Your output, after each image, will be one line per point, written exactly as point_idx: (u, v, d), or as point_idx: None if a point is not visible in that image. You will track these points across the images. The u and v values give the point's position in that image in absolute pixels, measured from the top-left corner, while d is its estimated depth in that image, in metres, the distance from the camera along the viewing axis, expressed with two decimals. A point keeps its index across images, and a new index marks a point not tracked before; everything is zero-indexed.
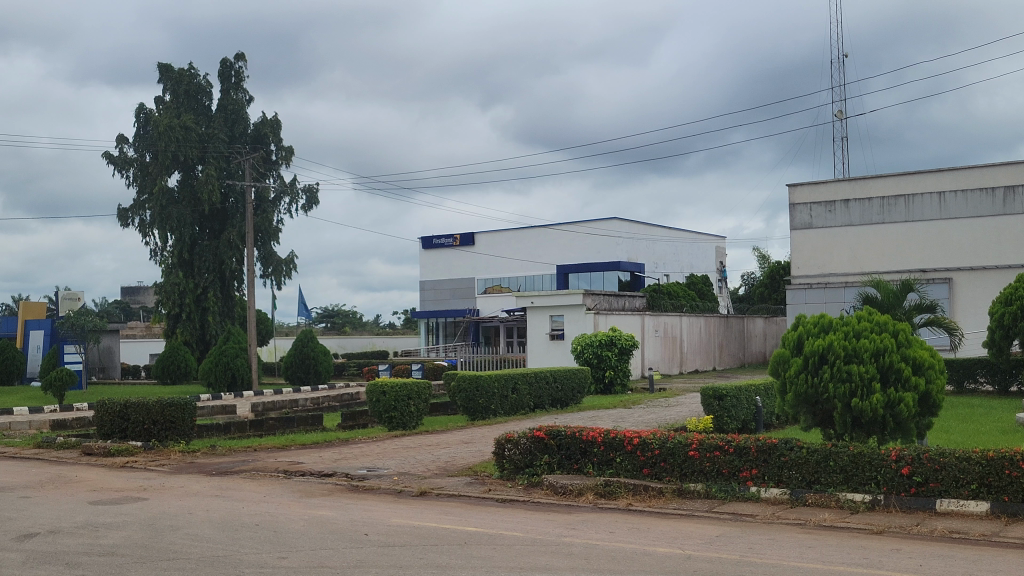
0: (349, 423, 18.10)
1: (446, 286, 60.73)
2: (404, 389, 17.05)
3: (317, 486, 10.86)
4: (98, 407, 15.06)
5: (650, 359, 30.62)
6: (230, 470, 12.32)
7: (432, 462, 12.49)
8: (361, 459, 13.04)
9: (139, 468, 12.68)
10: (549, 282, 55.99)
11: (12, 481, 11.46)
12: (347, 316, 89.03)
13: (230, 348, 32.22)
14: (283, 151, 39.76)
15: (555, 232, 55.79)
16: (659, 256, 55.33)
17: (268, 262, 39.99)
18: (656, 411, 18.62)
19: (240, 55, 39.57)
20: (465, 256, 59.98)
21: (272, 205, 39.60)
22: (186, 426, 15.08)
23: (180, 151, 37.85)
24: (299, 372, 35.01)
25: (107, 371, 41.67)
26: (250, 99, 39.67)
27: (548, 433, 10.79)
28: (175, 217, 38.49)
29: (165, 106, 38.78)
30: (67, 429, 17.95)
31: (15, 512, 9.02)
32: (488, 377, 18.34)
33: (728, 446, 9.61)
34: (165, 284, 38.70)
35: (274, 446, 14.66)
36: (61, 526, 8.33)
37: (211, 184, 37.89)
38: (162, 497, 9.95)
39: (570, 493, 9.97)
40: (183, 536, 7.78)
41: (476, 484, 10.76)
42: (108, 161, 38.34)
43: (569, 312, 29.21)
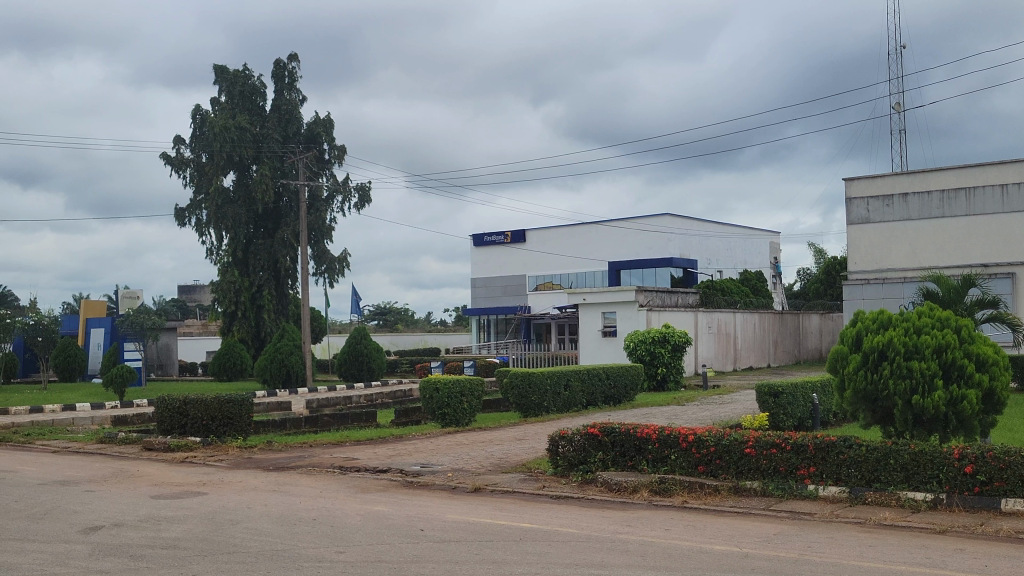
0: (402, 419, 18.23)
1: (498, 283, 60.89)
2: (457, 386, 17.11)
3: (372, 482, 10.97)
4: (158, 403, 15.37)
5: (704, 356, 30.43)
6: (287, 466, 12.47)
7: (486, 459, 12.54)
8: (415, 455, 13.13)
9: (199, 464, 12.90)
10: (600, 278, 55.81)
11: (77, 476, 11.72)
12: (400, 314, 89.72)
13: (285, 345, 32.59)
14: (336, 150, 40.11)
15: (606, 228, 55.58)
16: (712, 252, 54.92)
17: (321, 261, 40.42)
18: (710, 408, 18.46)
19: (293, 55, 40.02)
20: (517, 253, 60.08)
21: (325, 204, 39.99)
22: (243, 422, 15.31)
23: (235, 151, 38.39)
24: (352, 369, 35.31)
25: (164, 368, 42.42)
26: (304, 99, 40.09)
27: (602, 429, 10.76)
28: (230, 217, 39.03)
29: (220, 108, 39.37)
30: (128, 425, 18.33)
31: (80, 505, 9.24)
32: (541, 374, 18.37)
33: (785, 443, 9.50)
34: (221, 283, 39.31)
35: (329, 443, 14.81)
36: (125, 519, 8.52)
37: (265, 184, 38.39)
38: (221, 492, 10.11)
39: (624, 490, 9.95)
40: (243, 530, 7.90)
41: (530, 481, 10.78)
42: (165, 162, 39.03)
43: (622, 309, 29.12)
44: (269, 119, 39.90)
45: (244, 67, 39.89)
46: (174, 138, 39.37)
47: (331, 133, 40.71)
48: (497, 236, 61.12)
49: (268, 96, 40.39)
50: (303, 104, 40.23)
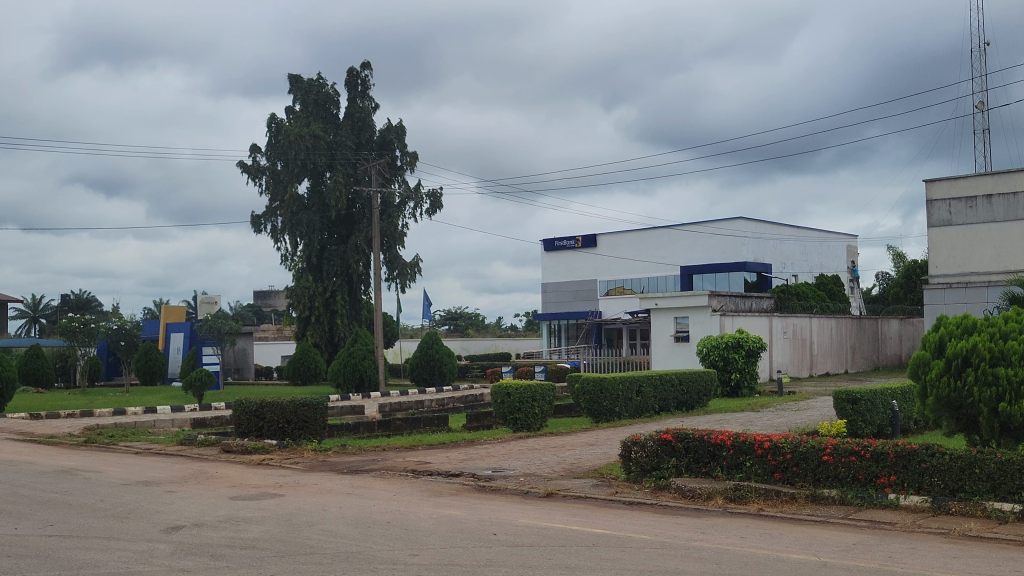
0: (474, 424, 18.31)
1: (569, 288, 60.84)
2: (529, 391, 17.11)
3: (444, 486, 11.03)
4: (236, 406, 15.67)
5: (779, 362, 29.97)
6: (361, 469, 12.61)
7: (558, 464, 12.51)
8: (487, 459, 13.17)
9: (275, 466, 13.10)
10: (672, 283, 55.34)
11: (158, 476, 12.02)
12: (471, 319, 90.15)
13: (358, 350, 32.98)
14: (408, 156, 40.51)
15: (677, 233, 55.09)
16: (787, 256, 54.08)
17: (393, 266, 40.84)
18: (786, 415, 18.13)
19: (365, 63, 40.57)
20: (587, 258, 59.95)
21: (397, 210, 40.42)
22: (318, 425, 15.56)
23: (309, 159, 39.03)
24: (423, 373, 35.56)
25: (241, 372, 43.29)
26: (376, 107, 40.60)
27: (675, 435, 10.65)
28: (305, 223, 39.65)
29: (294, 116, 40.07)
30: (207, 427, 18.74)
31: (162, 506, 9.47)
32: (612, 379, 18.27)
33: (865, 451, 9.29)
34: (296, 288, 39.97)
35: (402, 446, 14.96)
36: (204, 519, 8.69)
37: (338, 191, 38.94)
38: (297, 495, 10.25)
39: (698, 497, 9.83)
40: (319, 531, 8.00)
41: (602, 486, 10.72)
42: (242, 170, 39.84)
43: (695, 314, 28.82)
44: (342, 127, 40.51)
45: (318, 76, 40.53)
46: (250, 147, 40.18)
47: (403, 140, 41.12)
48: (568, 241, 61.08)
49: (342, 104, 40.99)
50: (375, 111, 40.74)
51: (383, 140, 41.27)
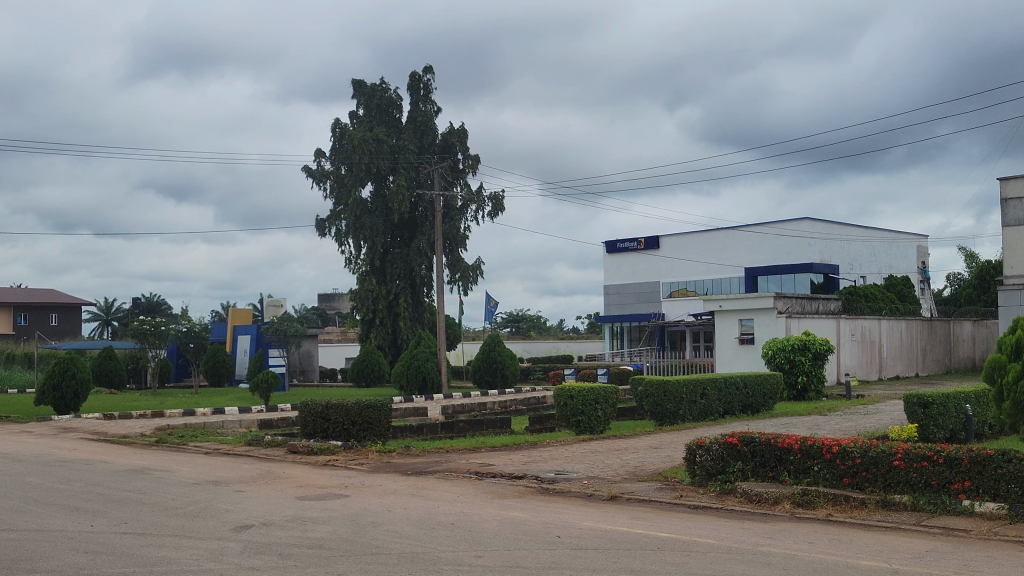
0: (536, 426, 18.33)
1: (631, 290, 60.55)
2: (592, 393, 17.06)
3: (508, 488, 11.04)
4: (302, 407, 15.89)
5: (847, 365, 29.46)
6: (425, 471, 12.69)
7: (621, 467, 12.45)
8: (550, 462, 13.16)
9: (340, 467, 13.26)
10: (736, 284, 54.74)
11: (227, 476, 12.24)
12: (532, 321, 90.22)
13: (421, 352, 33.21)
14: (470, 159, 40.70)
15: (741, 234, 54.49)
16: (855, 256, 53.10)
17: (455, 269, 41.06)
18: (855, 419, 17.77)
19: (428, 67, 40.84)
20: (650, 260, 59.59)
21: (460, 213, 40.63)
22: (382, 426, 15.70)
23: (373, 163, 39.43)
24: (486, 375, 35.68)
25: (307, 374, 43.90)
26: (438, 110, 40.85)
27: (741, 439, 10.54)
28: (369, 227, 40.07)
29: (358, 121, 40.49)
30: (274, 428, 19.06)
31: (231, 505, 9.64)
32: (676, 382, 18.12)
33: (938, 456, 9.07)
34: (360, 291, 40.44)
35: (466, 448, 15.01)
36: (273, 519, 8.82)
37: (401, 194, 39.27)
38: (362, 495, 10.37)
39: (765, 501, 9.70)
40: (385, 532, 8.08)
41: (667, 490, 10.65)
42: (307, 175, 40.40)
43: (760, 316, 28.46)
44: (405, 131, 40.85)
45: (381, 81, 40.90)
46: (315, 151, 40.72)
47: (465, 143, 41.32)
48: (630, 243, 60.77)
49: (405, 108, 41.34)
50: (437, 115, 41.00)
51: (445, 143, 41.52)
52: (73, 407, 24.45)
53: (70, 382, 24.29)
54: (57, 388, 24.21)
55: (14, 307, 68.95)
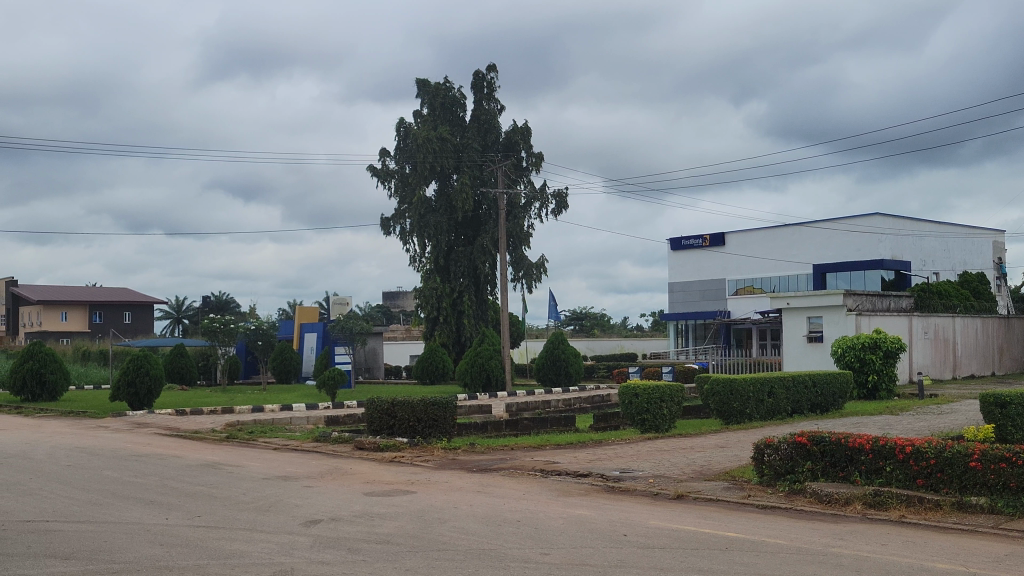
0: (601, 424, 18.29)
1: (696, 287, 60.01)
2: (658, 391, 16.94)
3: (573, 486, 11.01)
4: (368, 404, 16.07)
5: (919, 364, 28.81)
6: (490, 468, 12.74)
7: (688, 466, 12.33)
8: (615, 460, 13.10)
9: (407, 463, 13.38)
10: (804, 282, 53.91)
11: (296, 472, 12.43)
12: (596, 319, 89.88)
13: (486, 350, 33.30)
14: (533, 157, 40.72)
15: (809, 230, 53.74)
16: (927, 253, 51.91)
17: (519, 266, 41.12)
18: (928, 419, 17.37)
19: (491, 66, 40.97)
20: (715, 257, 59.02)
21: (524, 211, 40.67)
22: (447, 424, 15.83)
23: (437, 161, 39.65)
24: (550, 373, 35.65)
25: (372, 371, 44.32)
26: (501, 109, 40.92)
27: (810, 438, 10.37)
28: (433, 225, 40.35)
29: (423, 120, 40.77)
30: (340, 425, 19.32)
31: (301, 500, 9.78)
32: (743, 381, 17.91)
33: (1016, 457, 8.82)
34: (424, 288, 40.79)
35: (531, 446, 15.01)
36: (341, 514, 8.93)
37: (465, 193, 39.44)
38: (428, 492, 10.44)
39: (836, 502, 9.53)
40: (451, 528, 8.13)
41: (734, 489, 10.52)
42: (372, 174, 40.82)
43: (829, 314, 27.99)
44: (469, 129, 41.03)
45: (444, 80, 41.10)
46: (380, 151, 41.09)
47: (529, 142, 41.32)
48: (695, 240, 60.24)
49: (468, 107, 41.47)
50: (501, 113, 41.07)
51: (509, 141, 41.57)
52: (146, 403, 25.02)
53: (143, 378, 24.89)
54: (131, 384, 24.83)
55: (89, 305, 70.78)
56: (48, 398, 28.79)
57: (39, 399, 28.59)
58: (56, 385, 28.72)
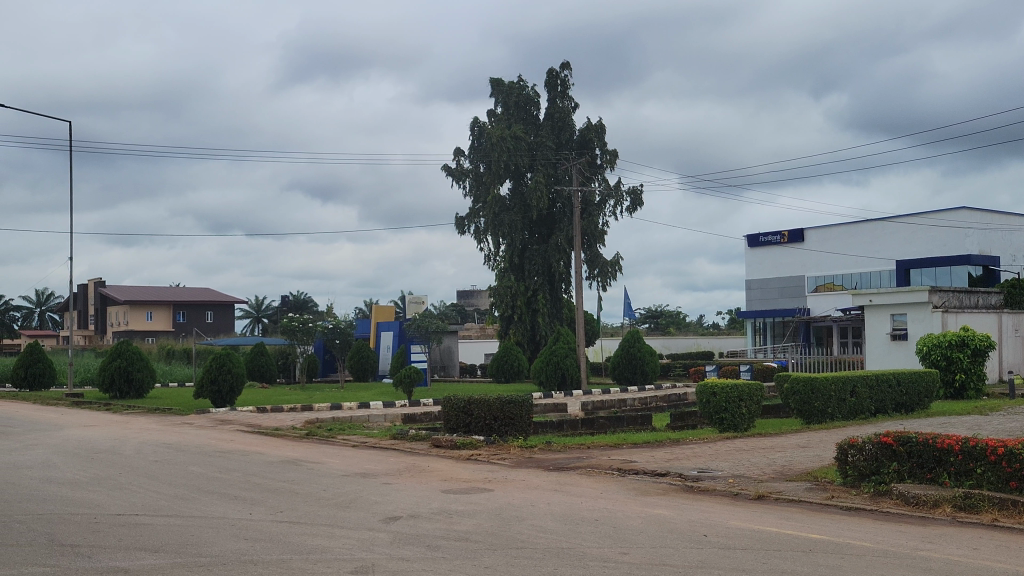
0: (678, 423, 18.10)
1: (774, 284, 59.04)
2: (736, 390, 16.72)
3: (651, 486, 10.93)
4: (445, 402, 16.21)
5: (1010, 362, 27.89)
6: (567, 466, 12.71)
7: (768, 466, 12.11)
8: (694, 460, 12.94)
9: (483, 462, 13.43)
10: (887, 278, 52.67)
11: (374, 469, 12.57)
12: (672, 317, 89.14)
13: (560, 348, 33.29)
14: (608, 155, 40.54)
15: (893, 225, 52.40)
16: (1018, 248, 50.29)
17: (594, 265, 40.97)
18: (1019, 420, 16.77)
19: (565, 64, 40.91)
20: (794, 253, 58.03)
21: (598, 209, 40.52)
22: (523, 422, 15.81)
23: (511, 160, 39.77)
24: (626, 371, 35.44)
25: (447, 369, 44.64)
26: (576, 107, 40.86)
27: (896, 439, 10.12)
28: (507, 224, 40.46)
29: (497, 119, 40.94)
30: (417, 423, 19.44)
31: (380, 497, 9.88)
32: (824, 379, 17.58)
33: None
34: (499, 287, 41.01)
35: (607, 445, 14.92)
36: (420, 511, 9.00)
37: (540, 191, 39.47)
38: (506, 490, 10.46)
39: (923, 504, 9.27)
40: (529, 527, 8.12)
41: (817, 490, 10.31)
42: (447, 174, 41.11)
43: (913, 310, 27.30)
44: (543, 128, 41.05)
45: (519, 78, 41.19)
46: (455, 150, 41.37)
47: (603, 139, 41.14)
48: (772, 236, 59.27)
49: (543, 105, 41.49)
50: (575, 111, 41.00)
51: (583, 139, 41.44)
52: (229, 400, 25.58)
53: (226, 376, 25.44)
54: (214, 381, 25.40)
55: (173, 305, 72.65)
56: (135, 394, 29.63)
57: (126, 396, 29.45)
58: (143, 382, 29.52)
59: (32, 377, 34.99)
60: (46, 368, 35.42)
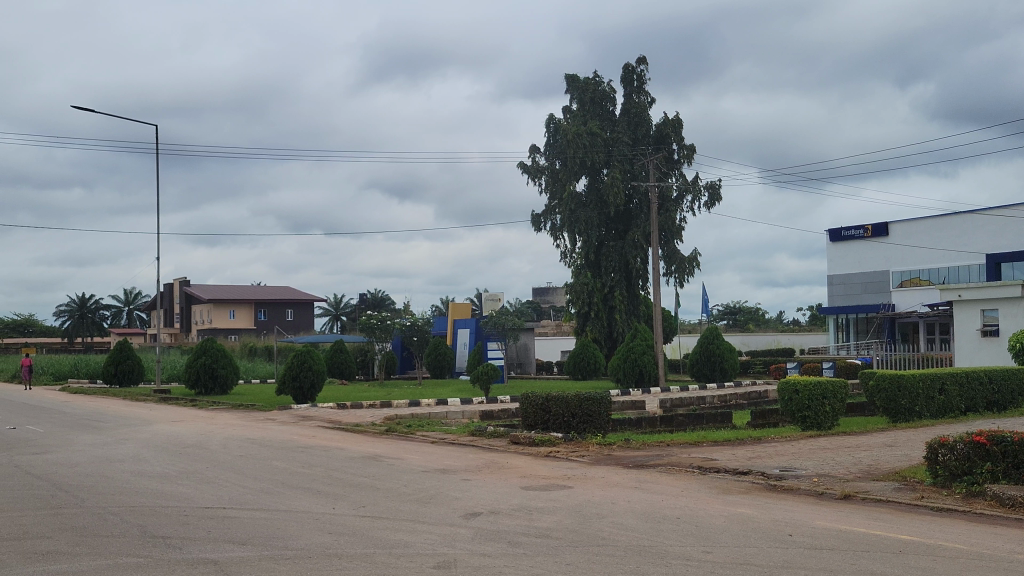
0: (759, 421, 17.82)
1: (857, 280, 57.72)
2: (819, 387, 16.41)
3: (733, 484, 10.79)
4: (523, 400, 16.24)
5: None
6: (647, 464, 12.63)
7: (854, 466, 11.84)
8: (776, 458, 12.72)
9: (562, 458, 13.41)
10: (977, 272, 51.11)
11: (453, 465, 12.66)
12: (751, 314, 87.98)
13: (638, 345, 33.06)
14: (685, 149, 40.13)
15: (984, 218, 50.86)
16: None
17: (672, 261, 40.61)
18: None
19: (642, 59, 40.64)
20: (878, 247, 56.70)
21: (676, 204, 40.19)
22: (602, 419, 15.76)
23: (587, 157, 39.65)
24: (705, 368, 35.08)
25: (523, 367, 44.76)
26: (652, 101, 40.54)
27: (990, 438, 9.79)
28: (583, 220, 40.36)
29: (572, 115, 40.87)
30: (495, 419, 19.54)
31: (460, 493, 9.95)
32: (911, 377, 17.14)
33: None
34: (576, 284, 40.94)
35: (687, 442, 14.80)
36: (500, 507, 9.03)
37: (616, 187, 39.25)
38: (585, 487, 10.43)
39: (1018, 506, 8.98)
40: (610, 524, 8.09)
41: (905, 491, 10.04)
42: (523, 171, 41.20)
43: (1005, 306, 26.46)
44: (619, 123, 40.82)
45: (594, 74, 41.06)
46: (530, 147, 41.40)
47: (680, 134, 40.77)
48: (855, 231, 58.00)
49: (618, 101, 41.29)
50: (651, 106, 40.68)
51: (660, 134, 41.11)
52: (310, 396, 26.03)
53: (307, 373, 25.88)
54: (296, 378, 25.90)
55: (254, 304, 74.26)
56: (220, 392, 30.34)
57: (211, 392, 30.14)
58: (227, 379, 30.25)
59: (122, 374, 36.07)
60: (135, 365, 36.49)
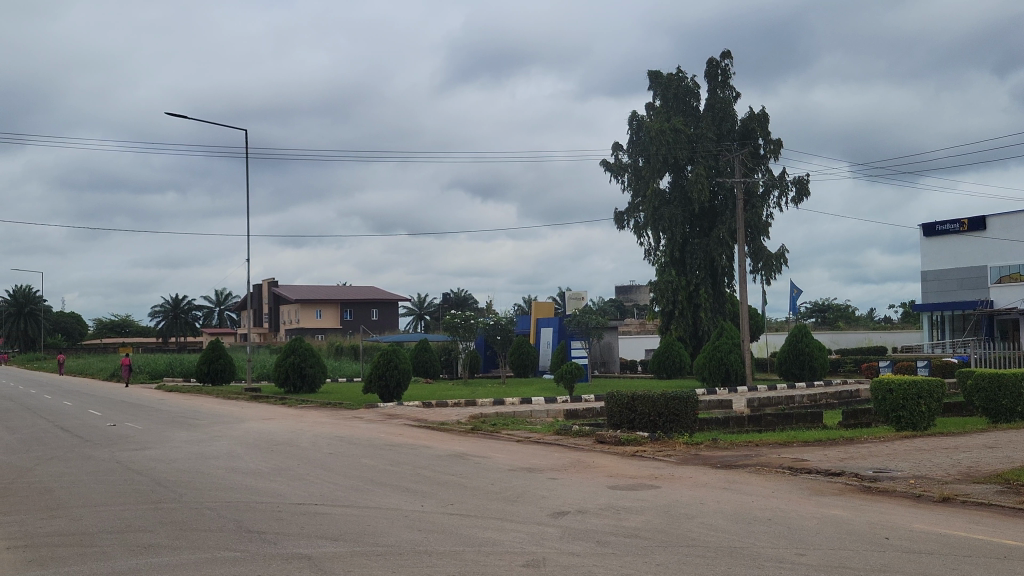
0: (851, 421, 17.42)
1: (953, 276, 55.89)
2: (915, 387, 15.96)
3: (825, 485, 10.55)
4: (609, 399, 16.14)
5: None
6: (736, 464, 12.43)
7: (953, 467, 11.48)
8: (870, 459, 12.40)
9: (649, 458, 13.31)
10: None
11: (540, 463, 12.67)
12: (840, 311, 85.97)
13: (725, 344, 32.63)
14: (771, 144, 39.46)
15: None
16: None
17: (758, 257, 39.97)
18: None
19: (726, 53, 40.09)
20: (974, 242, 54.82)
21: (762, 200, 39.57)
22: (689, 419, 15.60)
23: (671, 153, 39.30)
24: (794, 368, 34.41)
25: (607, 366, 44.58)
26: (737, 96, 39.99)
27: None
28: (667, 217, 40.01)
29: (655, 112, 40.59)
30: (580, 418, 19.49)
31: (548, 491, 9.95)
32: (1013, 376, 16.56)
33: None
34: (660, 282, 40.60)
35: (777, 442, 14.54)
36: (588, 506, 8.99)
37: (701, 183, 38.79)
38: (674, 487, 10.33)
39: None
40: (700, 524, 7.98)
41: (1009, 494, 9.69)
42: (606, 169, 41.02)
43: None
44: (703, 119, 40.36)
45: (678, 70, 40.70)
46: (613, 146, 41.21)
47: (766, 128, 40.11)
48: (950, 225, 56.14)
49: (703, 96, 40.83)
50: (736, 101, 40.13)
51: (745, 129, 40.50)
52: (396, 395, 26.32)
53: (393, 372, 26.20)
54: (382, 377, 26.23)
55: (340, 304, 75.53)
56: (308, 390, 30.89)
57: (299, 391, 30.70)
58: (315, 377, 30.80)
59: (214, 373, 37.04)
60: (227, 364, 37.42)
